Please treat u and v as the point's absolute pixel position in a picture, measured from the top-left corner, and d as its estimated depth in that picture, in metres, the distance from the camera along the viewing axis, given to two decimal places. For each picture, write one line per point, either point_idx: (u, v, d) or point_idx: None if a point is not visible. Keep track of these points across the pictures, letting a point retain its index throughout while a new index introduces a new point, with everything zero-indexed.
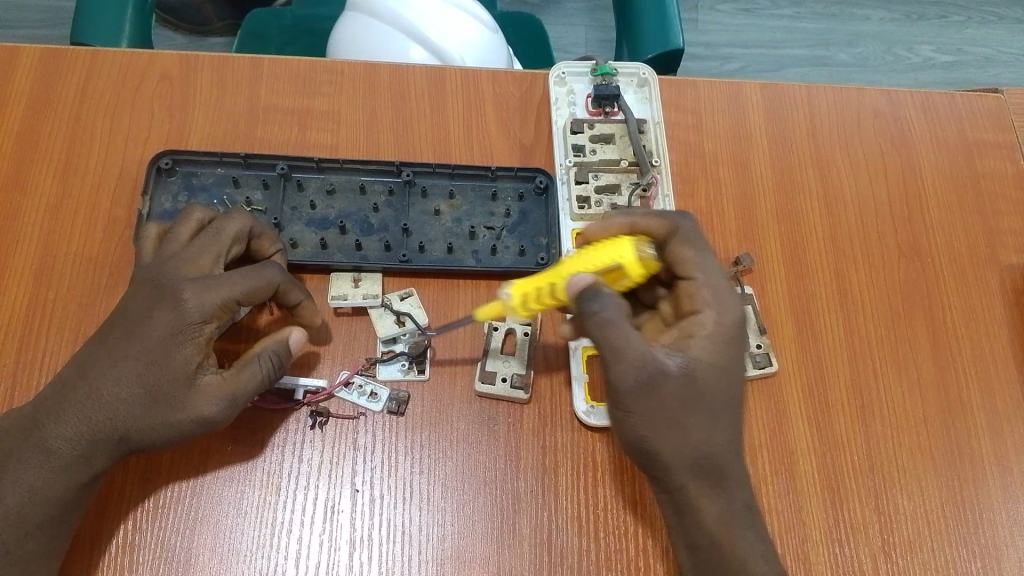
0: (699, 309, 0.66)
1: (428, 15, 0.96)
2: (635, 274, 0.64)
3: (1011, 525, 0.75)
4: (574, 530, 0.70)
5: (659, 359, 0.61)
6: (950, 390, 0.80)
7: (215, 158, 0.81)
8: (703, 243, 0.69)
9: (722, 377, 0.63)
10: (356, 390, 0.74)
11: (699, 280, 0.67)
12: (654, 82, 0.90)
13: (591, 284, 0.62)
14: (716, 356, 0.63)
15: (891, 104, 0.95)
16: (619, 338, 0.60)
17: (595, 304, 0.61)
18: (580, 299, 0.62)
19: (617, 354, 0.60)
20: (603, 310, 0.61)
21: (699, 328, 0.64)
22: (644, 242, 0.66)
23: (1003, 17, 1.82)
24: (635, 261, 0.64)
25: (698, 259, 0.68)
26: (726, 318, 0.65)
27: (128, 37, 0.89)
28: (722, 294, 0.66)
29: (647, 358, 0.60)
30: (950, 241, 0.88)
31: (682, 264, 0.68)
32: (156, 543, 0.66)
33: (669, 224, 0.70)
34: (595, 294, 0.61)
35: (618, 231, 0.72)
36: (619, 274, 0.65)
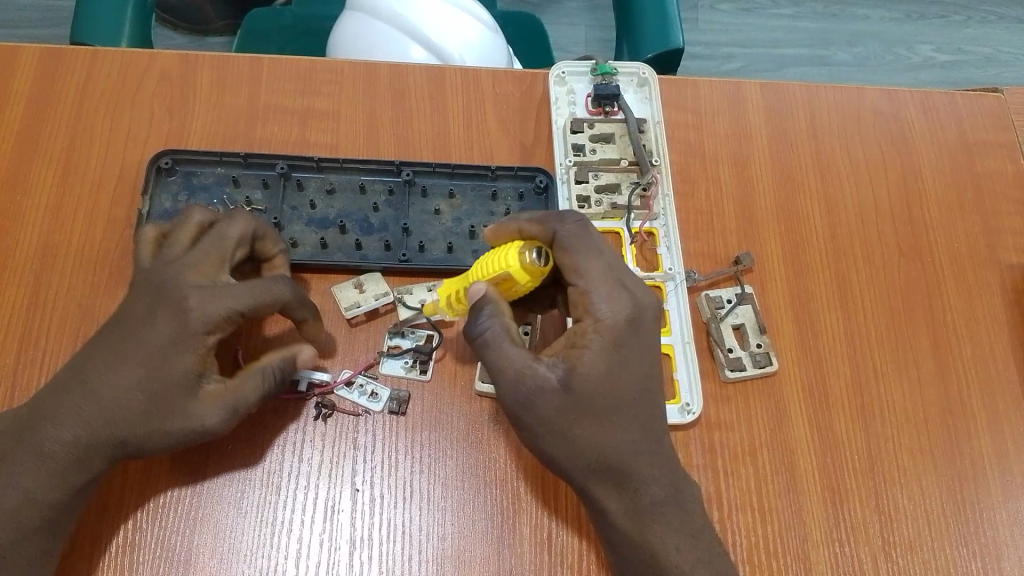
0: (585, 315, 0.63)
1: (428, 15, 0.96)
2: (522, 281, 0.63)
3: (1011, 525, 0.75)
4: (574, 529, 0.70)
5: (537, 374, 0.60)
6: (951, 390, 0.80)
7: (215, 158, 0.81)
8: (585, 245, 0.64)
9: (609, 383, 0.60)
10: (357, 390, 0.74)
11: (582, 286, 0.63)
12: (654, 81, 0.90)
13: (478, 301, 0.63)
14: (603, 363, 0.60)
15: (891, 104, 0.95)
16: (498, 357, 0.61)
17: (476, 326, 0.62)
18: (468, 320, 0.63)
19: (496, 374, 0.61)
20: (485, 331, 0.62)
21: (583, 337, 0.62)
22: (531, 246, 0.63)
23: (1003, 16, 1.82)
24: (520, 269, 0.62)
25: (579, 265, 0.63)
26: (612, 322, 0.62)
27: (128, 37, 0.89)
28: (608, 299, 0.62)
29: (522, 375, 0.60)
30: (951, 241, 0.88)
31: (569, 268, 0.64)
32: (156, 543, 0.66)
33: (548, 230, 0.65)
34: (475, 316, 0.62)
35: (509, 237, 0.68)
36: (509, 282, 0.64)
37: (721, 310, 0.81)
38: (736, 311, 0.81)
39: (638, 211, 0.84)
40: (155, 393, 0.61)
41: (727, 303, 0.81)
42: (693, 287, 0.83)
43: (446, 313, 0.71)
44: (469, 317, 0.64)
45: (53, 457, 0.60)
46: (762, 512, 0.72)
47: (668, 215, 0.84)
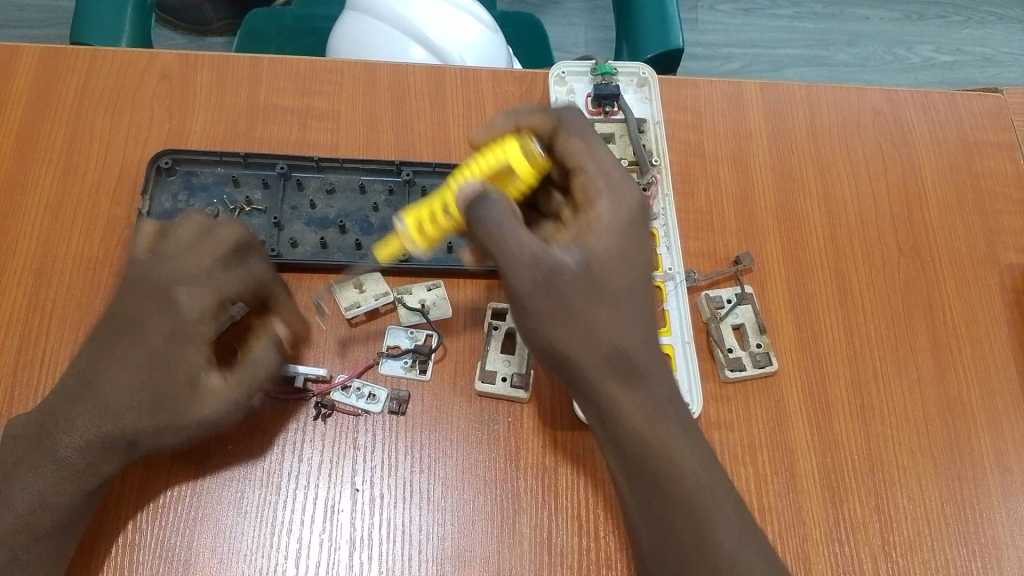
0: (595, 200, 0.60)
1: (428, 15, 0.96)
2: (523, 174, 0.63)
3: (1011, 525, 0.75)
4: (574, 529, 0.70)
5: (556, 256, 0.55)
6: (950, 390, 0.80)
7: (215, 157, 0.81)
8: (590, 134, 0.63)
9: (624, 266, 0.57)
10: (354, 393, 0.73)
11: (590, 172, 0.61)
12: (654, 82, 0.90)
13: (479, 188, 0.57)
14: (617, 245, 0.58)
15: (891, 104, 0.95)
16: (509, 241, 0.54)
17: (485, 209, 0.55)
18: (468, 210, 0.57)
19: (510, 260, 0.54)
20: (494, 215, 0.55)
21: (596, 220, 0.58)
22: (530, 139, 0.64)
23: (1003, 17, 1.82)
24: (523, 159, 0.63)
25: (586, 149, 0.62)
26: (621, 205, 0.59)
27: (128, 36, 0.89)
28: (618, 183, 0.61)
29: (541, 257, 0.54)
30: (951, 241, 0.88)
31: (572, 155, 0.62)
32: (155, 544, 0.66)
33: (552, 118, 0.64)
34: (481, 200, 0.56)
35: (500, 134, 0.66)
36: (508, 175, 0.63)
37: (721, 310, 0.81)
38: (735, 311, 0.80)
39: None
40: (152, 392, 0.61)
41: (727, 303, 0.81)
42: (693, 287, 0.83)
43: (416, 240, 0.64)
44: (468, 207, 0.57)
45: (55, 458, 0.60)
46: (762, 512, 0.72)
47: (668, 215, 0.84)
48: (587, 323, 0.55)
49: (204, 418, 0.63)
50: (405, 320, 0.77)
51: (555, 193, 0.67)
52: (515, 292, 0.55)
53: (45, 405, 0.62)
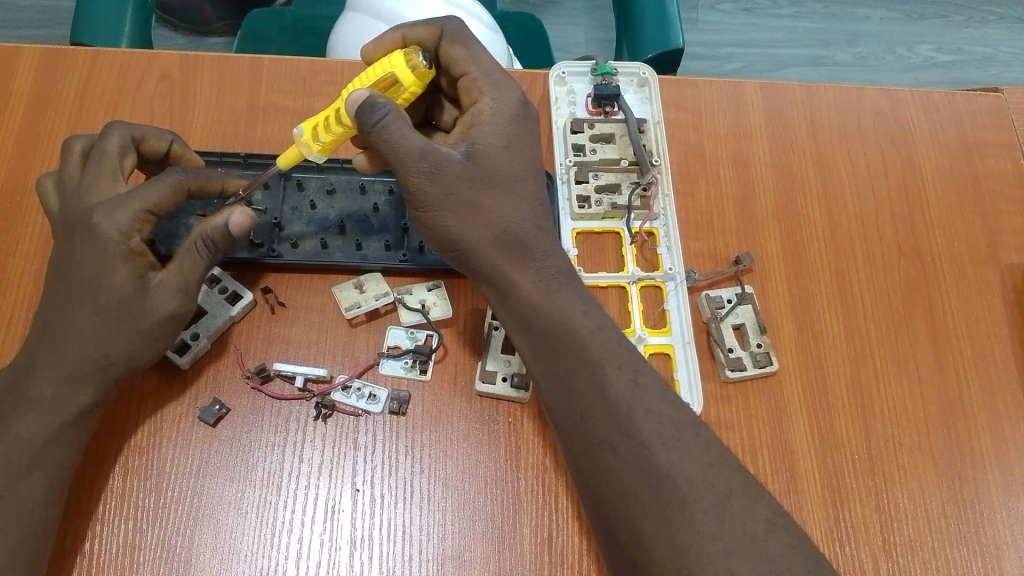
0: (478, 99, 0.67)
1: (428, 15, 0.96)
2: (408, 84, 0.63)
3: (1011, 525, 0.75)
4: (575, 530, 0.70)
5: (441, 149, 0.62)
6: (951, 390, 0.80)
7: (215, 158, 0.81)
8: (472, 40, 0.69)
9: (509, 152, 0.64)
10: (354, 393, 0.73)
11: (472, 73, 0.67)
12: (654, 82, 0.90)
13: (367, 95, 0.60)
14: (502, 137, 0.64)
15: (891, 103, 0.95)
16: (397, 140, 0.60)
17: (374, 113, 0.59)
18: (359, 116, 0.60)
19: (400, 157, 0.60)
20: (382, 117, 0.60)
21: (479, 116, 0.65)
22: (417, 51, 0.64)
23: (1003, 16, 1.82)
24: (408, 71, 0.63)
25: (469, 54, 0.67)
26: (503, 101, 0.66)
27: (128, 37, 0.88)
28: (499, 83, 0.67)
29: (426, 151, 0.61)
30: (951, 241, 0.88)
31: (455, 61, 0.68)
32: (156, 544, 0.66)
33: (435, 28, 0.69)
34: (369, 105, 0.60)
35: (390, 46, 0.71)
36: (395, 86, 0.64)
37: (721, 310, 0.81)
38: (736, 311, 0.80)
39: (638, 211, 0.84)
40: None
41: (727, 303, 0.81)
42: (694, 287, 0.83)
43: (311, 147, 0.66)
44: (357, 114, 0.61)
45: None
46: None
47: (668, 214, 0.84)
48: (476, 207, 0.62)
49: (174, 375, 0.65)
50: (405, 320, 0.77)
51: (447, 105, 0.76)
52: (409, 186, 0.61)
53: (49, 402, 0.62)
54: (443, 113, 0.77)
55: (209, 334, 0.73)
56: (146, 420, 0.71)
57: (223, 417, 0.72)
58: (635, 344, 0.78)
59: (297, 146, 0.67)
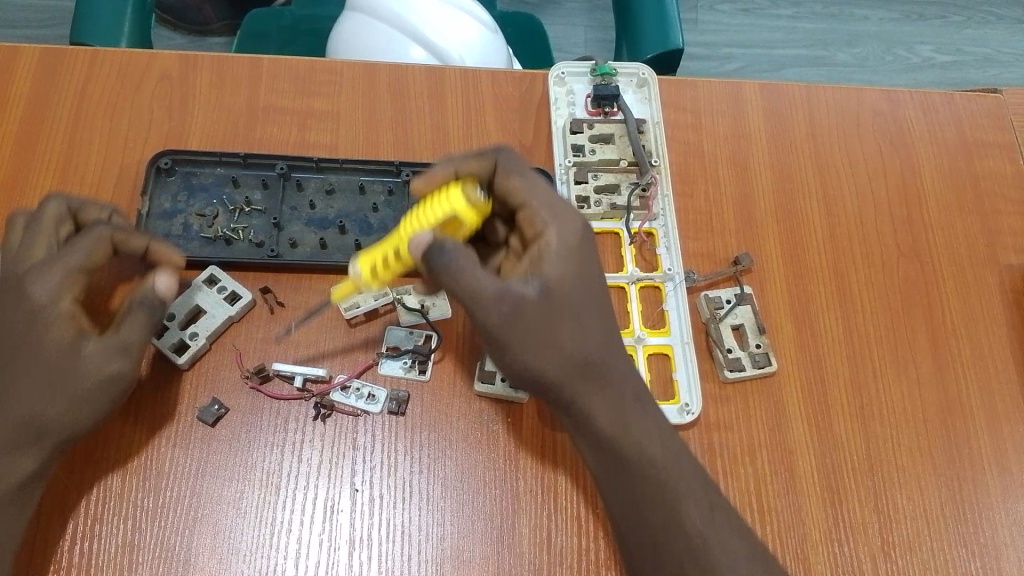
0: (543, 230, 0.61)
1: (428, 15, 0.96)
2: (469, 221, 0.61)
3: (1011, 526, 0.75)
4: (574, 530, 0.70)
5: (514, 286, 0.57)
6: (950, 390, 0.80)
7: (215, 158, 0.81)
8: (527, 169, 0.64)
9: (581, 285, 0.60)
10: (353, 393, 0.74)
11: (535, 206, 0.62)
12: (654, 82, 0.90)
13: (431, 239, 0.57)
14: (573, 269, 0.60)
15: (890, 104, 0.95)
16: (470, 284, 0.56)
17: (444, 257, 0.56)
18: (426, 260, 0.57)
19: (474, 300, 0.56)
20: (453, 261, 0.56)
21: (548, 251, 0.60)
22: (472, 185, 0.62)
23: (1003, 17, 1.82)
24: (467, 208, 0.60)
25: (527, 185, 0.63)
26: (569, 234, 0.61)
27: (127, 37, 0.89)
28: (563, 213, 0.62)
29: (503, 292, 0.56)
30: (950, 242, 0.88)
31: (515, 194, 0.63)
32: (155, 544, 0.67)
33: (488, 162, 0.64)
34: (437, 250, 0.56)
35: (441, 182, 0.63)
36: (455, 224, 0.61)
37: (721, 310, 0.81)
38: (735, 311, 0.80)
39: (638, 211, 0.84)
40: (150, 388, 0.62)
41: (726, 303, 0.81)
42: (693, 287, 0.83)
43: (367, 282, 0.64)
44: (425, 258, 0.57)
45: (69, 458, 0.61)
46: (762, 513, 0.72)
47: (668, 215, 0.84)
48: (555, 340, 0.58)
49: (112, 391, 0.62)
50: (404, 319, 0.78)
51: (499, 223, 0.69)
52: (485, 329, 0.57)
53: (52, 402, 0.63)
54: (495, 230, 0.69)
55: (208, 334, 0.73)
56: (144, 420, 0.71)
57: (223, 417, 0.72)
58: (635, 344, 0.78)
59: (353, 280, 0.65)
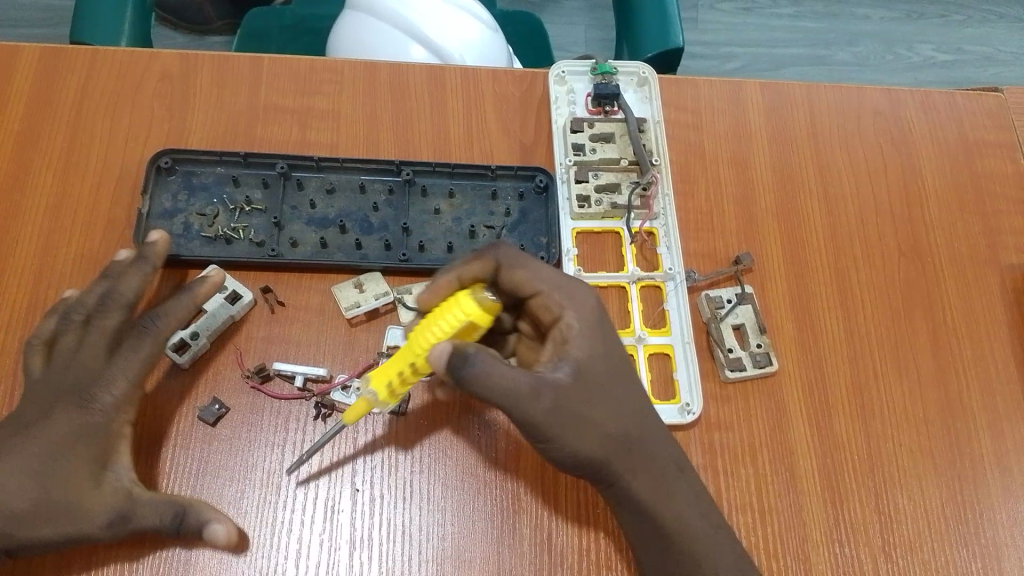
0: (558, 314, 0.61)
1: (428, 15, 0.96)
2: (485, 322, 0.59)
3: (1011, 526, 0.75)
4: (574, 530, 0.70)
5: (544, 373, 0.56)
6: (950, 391, 0.80)
7: (215, 157, 0.81)
8: (528, 257, 0.64)
9: (606, 360, 0.60)
10: (354, 393, 0.73)
11: (545, 291, 0.62)
12: (654, 81, 0.90)
13: (453, 349, 0.54)
14: (597, 346, 0.60)
15: (891, 104, 0.95)
16: (505, 383, 0.53)
17: (471, 365, 0.53)
18: (450, 372, 0.53)
19: (512, 395, 0.54)
20: (480, 366, 0.53)
21: (569, 332, 0.60)
22: (479, 289, 0.61)
23: (1003, 16, 1.82)
24: (481, 312, 0.58)
25: (533, 273, 0.62)
26: (586, 312, 0.61)
27: (127, 37, 0.89)
28: (574, 291, 0.62)
29: (537, 386, 0.55)
30: (951, 242, 0.88)
31: (523, 283, 0.63)
32: (156, 543, 0.66)
33: (488, 259, 0.64)
34: (461, 356, 0.53)
35: (446, 289, 0.64)
36: (471, 328, 0.59)
37: (721, 310, 0.80)
38: (736, 311, 0.80)
39: (638, 211, 0.84)
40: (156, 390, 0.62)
41: (727, 303, 0.81)
42: (693, 287, 0.83)
43: (381, 400, 0.64)
44: (449, 372, 0.53)
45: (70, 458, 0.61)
46: (762, 513, 0.72)
47: (668, 215, 0.84)
48: (593, 424, 0.57)
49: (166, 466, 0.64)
50: (404, 320, 0.77)
51: (504, 313, 0.69)
52: (529, 425, 0.55)
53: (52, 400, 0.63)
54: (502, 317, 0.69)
55: (208, 334, 0.73)
56: (144, 420, 0.70)
57: (223, 417, 0.72)
58: (635, 343, 0.78)
59: (364, 400, 0.64)
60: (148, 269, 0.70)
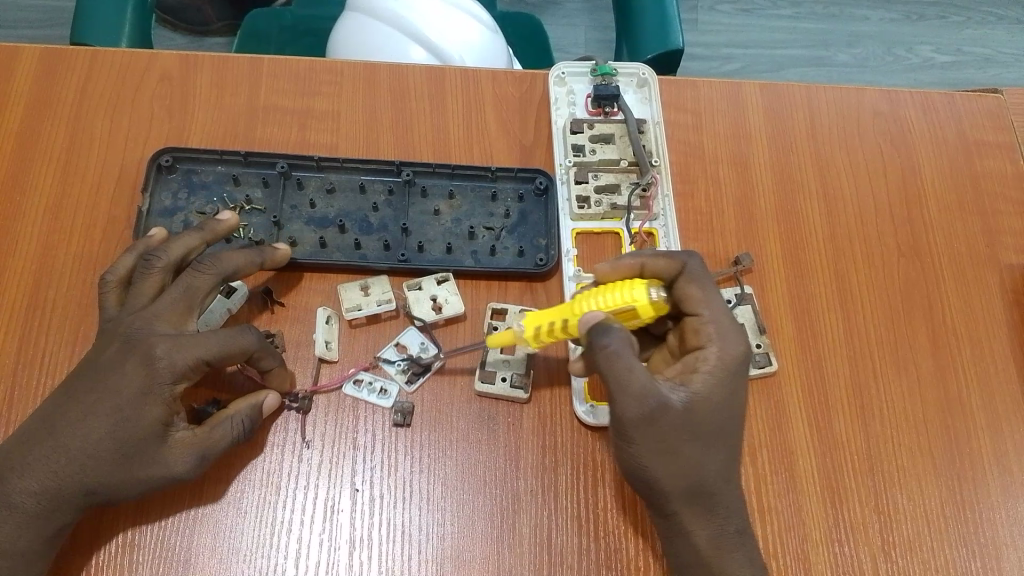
0: (704, 344, 0.67)
1: (428, 15, 0.96)
2: (646, 315, 0.66)
3: (1011, 526, 0.75)
4: (574, 529, 0.70)
5: (663, 393, 0.62)
6: (950, 390, 0.80)
7: (216, 156, 0.81)
8: (710, 282, 0.69)
9: (721, 409, 0.64)
10: (365, 388, 0.74)
11: (705, 317, 0.67)
12: (654, 82, 0.90)
13: (601, 321, 0.63)
14: (719, 392, 0.64)
15: (891, 104, 0.95)
16: (626, 369, 0.61)
17: (607, 338, 0.62)
18: (590, 334, 0.63)
19: (622, 385, 0.61)
20: (612, 344, 0.61)
21: (703, 364, 0.65)
22: (654, 284, 0.67)
23: (1003, 17, 1.82)
24: (646, 304, 0.65)
25: (704, 296, 0.68)
26: (728, 355, 0.66)
27: (128, 37, 0.89)
28: (727, 331, 0.67)
29: (649, 393, 0.61)
30: (951, 242, 0.88)
31: (691, 301, 0.68)
32: (156, 543, 0.66)
33: (676, 264, 0.70)
34: (604, 330, 0.62)
35: (626, 271, 0.72)
36: (632, 315, 0.66)
37: None
38: (735, 311, 0.80)
39: (638, 211, 0.84)
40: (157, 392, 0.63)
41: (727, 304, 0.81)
42: None
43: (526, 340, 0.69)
44: (589, 333, 0.63)
45: (66, 456, 0.61)
46: (762, 512, 0.72)
47: (668, 215, 0.84)
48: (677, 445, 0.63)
49: (172, 461, 0.63)
50: (416, 315, 0.77)
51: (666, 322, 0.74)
52: (619, 419, 0.62)
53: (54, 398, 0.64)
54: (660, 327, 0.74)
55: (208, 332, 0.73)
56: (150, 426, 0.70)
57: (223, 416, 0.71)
58: None
59: (511, 332, 0.69)
60: (196, 238, 0.71)
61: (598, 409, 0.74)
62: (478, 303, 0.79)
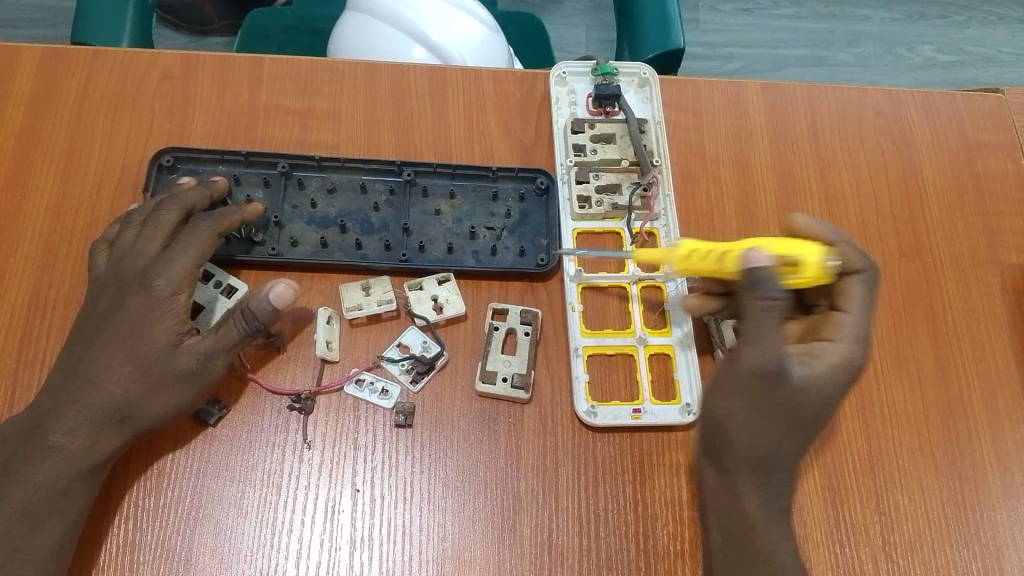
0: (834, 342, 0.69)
1: (429, 15, 0.96)
2: (806, 276, 0.69)
3: (1012, 526, 0.75)
4: (574, 530, 0.70)
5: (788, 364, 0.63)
6: (951, 391, 0.80)
7: (216, 157, 0.81)
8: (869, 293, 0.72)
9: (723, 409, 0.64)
10: (366, 387, 0.74)
11: (848, 320, 0.70)
12: (655, 82, 0.90)
13: (761, 268, 0.63)
14: (829, 388, 0.65)
15: (892, 104, 0.95)
16: (770, 321, 0.62)
17: (761, 283, 0.62)
18: (750, 273, 0.63)
19: (761, 334, 0.62)
20: (772, 295, 0.62)
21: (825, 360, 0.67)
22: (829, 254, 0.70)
23: (1004, 16, 1.82)
24: (817, 266, 0.69)
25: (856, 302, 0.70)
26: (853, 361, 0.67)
27: (128, 37, 0.89)
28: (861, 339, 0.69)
29: (779, 357, 0.62)
30: (952, 242, 0.88)
31: (846, 298, 0.72)
32: (156, 544, 0.67)
33: (860, 263, 0.72)
34: (769, 278, 0.62)
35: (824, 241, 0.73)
36: (793, 270, 0.68)
37: None
38: None
39: (638, 211, 0.84)
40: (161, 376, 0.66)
41: None
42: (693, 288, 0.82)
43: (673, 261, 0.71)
44: (749, 271, 0.63)
45: None
46: None
47: (669, 215, 0.84)
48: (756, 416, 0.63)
49: None
50: (417, 314, 0.77)
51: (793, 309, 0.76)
52: (739, 360, 0.63)
53: (59, 399, 0.64)
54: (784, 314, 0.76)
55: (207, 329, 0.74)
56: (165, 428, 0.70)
57: (224, 417, 0.72)
58: (636, 344, 0.78)
59: (663, 252, 0.72)
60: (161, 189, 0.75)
61: (600, 409, 0.74)
62: (479, 304, 0.79)
